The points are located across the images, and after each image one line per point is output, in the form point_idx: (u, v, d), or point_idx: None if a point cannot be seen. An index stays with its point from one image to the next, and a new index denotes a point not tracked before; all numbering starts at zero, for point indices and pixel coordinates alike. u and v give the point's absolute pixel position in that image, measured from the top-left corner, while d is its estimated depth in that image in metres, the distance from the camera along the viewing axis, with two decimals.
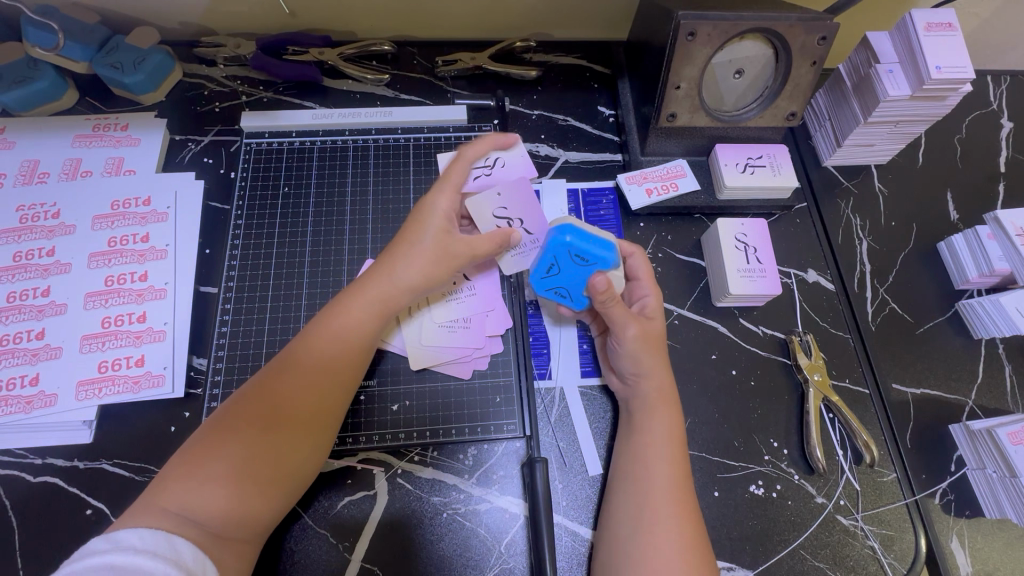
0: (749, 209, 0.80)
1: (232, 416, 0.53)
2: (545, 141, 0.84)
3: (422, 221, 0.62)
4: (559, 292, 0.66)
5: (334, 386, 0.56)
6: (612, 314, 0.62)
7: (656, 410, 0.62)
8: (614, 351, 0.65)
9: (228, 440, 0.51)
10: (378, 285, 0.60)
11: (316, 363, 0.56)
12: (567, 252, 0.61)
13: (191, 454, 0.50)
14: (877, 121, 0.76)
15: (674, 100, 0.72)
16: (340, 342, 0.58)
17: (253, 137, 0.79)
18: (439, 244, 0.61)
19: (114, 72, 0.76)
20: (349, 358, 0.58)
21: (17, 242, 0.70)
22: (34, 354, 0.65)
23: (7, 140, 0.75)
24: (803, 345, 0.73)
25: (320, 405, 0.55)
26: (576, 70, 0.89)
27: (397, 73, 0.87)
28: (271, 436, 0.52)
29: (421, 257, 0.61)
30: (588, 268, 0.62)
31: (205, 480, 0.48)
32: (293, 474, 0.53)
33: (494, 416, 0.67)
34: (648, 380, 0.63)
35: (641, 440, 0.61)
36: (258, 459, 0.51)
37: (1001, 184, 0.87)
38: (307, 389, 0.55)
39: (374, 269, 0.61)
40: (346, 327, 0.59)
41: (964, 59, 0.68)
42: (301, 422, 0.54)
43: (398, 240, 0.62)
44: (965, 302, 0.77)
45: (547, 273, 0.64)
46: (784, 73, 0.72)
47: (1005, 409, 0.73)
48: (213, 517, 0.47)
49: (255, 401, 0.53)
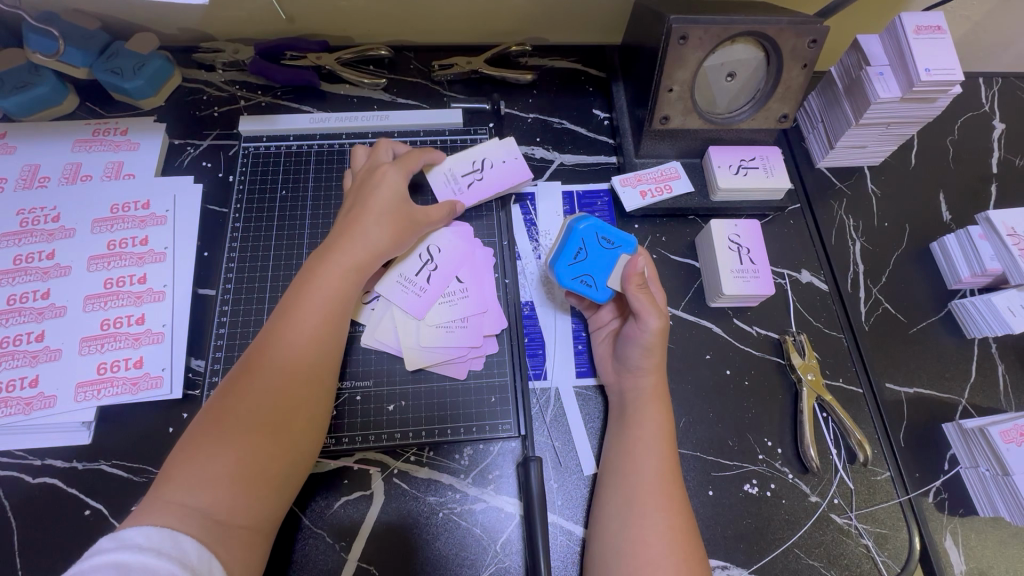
0: (743, 210, 0.81)
1: (221, 408, 0.53)
2: (540, 144, 0.85)
3: (377, 195, 0.67)
4: (586, 281, 0.65)
5: (317, 347, 0.58)
6: (641, 304, 0.61)
7: (647, 404, 0.62)
8: (626, 344, 0.64)
9: (224, 426, 0.51)
10: (349, 254, 0.63)
11: (294, 333, 0.58)
12: (594, 236, 0.66)
13: (189, 449, 0.50)
14: (868, 122, 0.77)
15: (667, 102, 0.73)
16: (319, 309, 0.59)
17: (250, 141, 0.80)
18: (396, 211, 0.67)
19: (113, 77, 0.77)
20: (331, 331, 0.60)
21: (17, 245, 0.71)
22: (34, 356, 0.66)
23: (9, 144, 0.76)
24: (797, 345, 0.73)
25: (305, 369, 0.57)
26: (571, 73, 0.90)
27: (394, 77, 0.88)
28: (263, 408, 0.53)
29: (387, 225, 0.66)
30: (614, 252, 0.66)
31: (208, 472, 0.49)
32: (293, 443, 0.54)
33: (490, 416, 0.67)
34: (645, 376, 0.64)
35: (631, 433, 0.61)
36: (257, 436, 0.52)
37: (993, 184, 0.88)
38: (288, 356, 0.56)
39: (342, 242, 0.63)
40: (321, 292, 0.60)
41: (953, 62, 0.69)
42: (289, 390, 0.55)
43: (357, 215, 0.65)
44: (957, 302, 0.77)
45: (575, 258, 0.66)
46: (775, 76, 0.73)
47: (998, 407, 0.73)
48: (219, 508, 0.48)
49: (243, 388, 0.54)
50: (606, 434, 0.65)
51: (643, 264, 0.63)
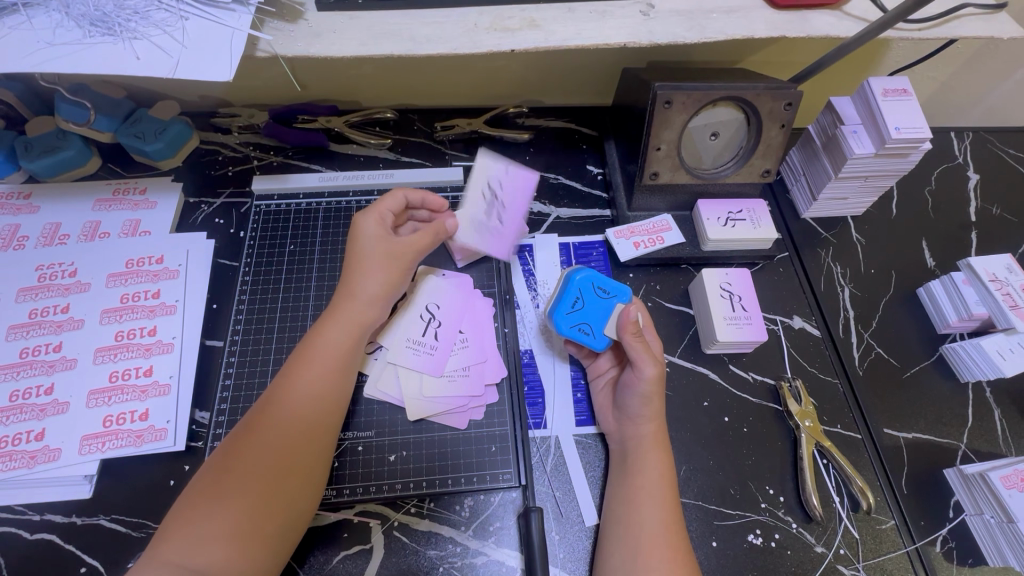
0: (733, 259, 0.84)
1: (226, 459, 0.55)
2: (537, 198, 0.89)
3: (368, 245, 0.67)
4: (584, 329, 0.69)
5: (324, 396, 0.59)
6: (636, 352, 0.64)
7: (647, 451, 0.63)
8: (625, 391, 0.66)
9: (224, 478, 0.53)
10: (352, 302, 0.64)
11: (303, 395, 0.58)
12: (589, 286, 0.70)
13: (191, 501, 0.52)
14: (847, 176, 0.81)
15: (656, 160, 0.78)
16: (322, 364, 0.60)
17: (262, 199, 0.84)
18: (384, 256, 0.67)
19: (136, 141, 0.83)
20: (332, 383, 0.60)
21: (33, 300, 0.73)
22: (42, 409, 0.66)
23: (33, 205, 0.81)
24: (793, 391, 0.75)
25: (307, 417, 0.58)
26: (565, 133, 0.97)
27: (399, 138, 0.94)
28: (263, 464, 0.54)
29: (380, 271, 0.66)
30: (609, 302, 0.70)
31: (204, 527, 0.50)
32: (293, 492, 0.55)
33: (490, 466, 0.67)
34: (645, 423, 0.65)
35: (634, 484, 0.62)
36: (256, 483, 0.53)
37: (973, 232, 0.92)
38: (290, 407, 0.57)
39: (341, 293, 0.65)
40: (323, 345, 0.61)
41: (920, 121, 0.73)
42: (292, 454, 0.56)
43: (352, 263, 0.66)
44: (949, 346, 0.79)
45: (572, 308, 0.70)
46: (755, 136, 0.78)
47: (998, 452, 0.73)
48: (216, 562, 0.49)
49: (246, 439, 0.55)
50: (608, 480, 0.66)
51: (637, 314, 0.67)
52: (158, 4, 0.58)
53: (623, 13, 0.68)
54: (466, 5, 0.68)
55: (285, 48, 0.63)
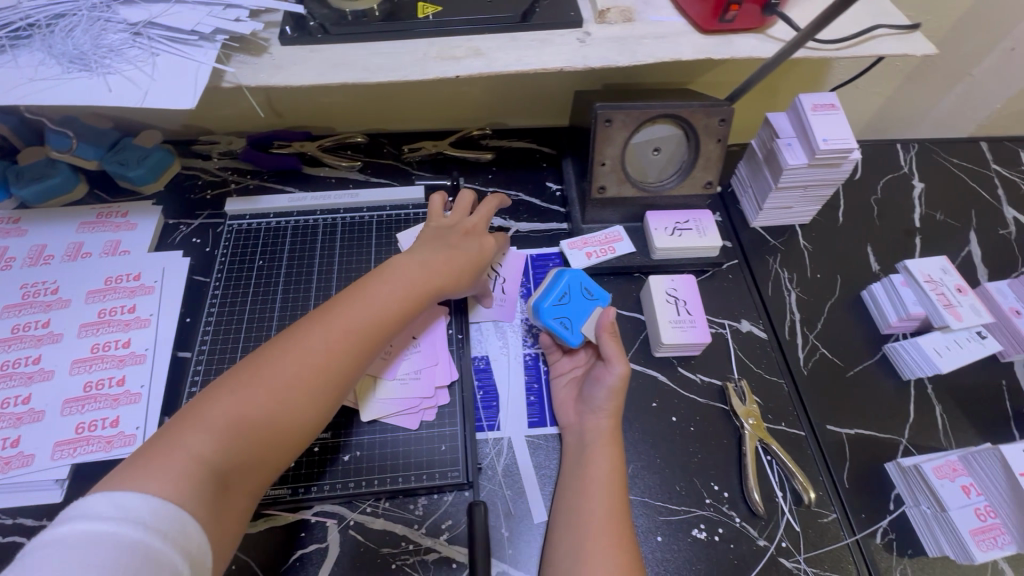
0: (682, 267, 0.88)
1: (266, 362, 0.57)
2: (497, 214, 0.94)
3: (461, 240, 0.75)
4: (564, 322, 0.74)
5: (369, 341, 0.62)
6: (612, 348, 0.69)
7: (603, 445, 0.67)
8: (595, 385, 0.70)
9: (258, 380, 0.55)
10: (413, 275, 0.68)
11: (354, 331, 0.61)
12: (576, 285, 0.76)
13: (223, 389, 0.55)
14: (786, 185, 0.86)
15: (602, 174, 0.83)
16: (376, 310, 0.64)
17: (235, 219, 0.90)
18: (476, 265, 0.74)
19: (120, 168, 0.89)
20: (380, 331, 0.63)
21: (16, 316, 0.78)
22: (19, 418, 0.70)
23: (22, 228, 0.86)
24: (738, 391, 0.78)
25: (345, 362, 0.60)
26: (526, 152, 1.02)
27: (369, 160, 1.00)
28: (298, 381, 0.57)
29: (464, 268, 0.73)
30: (591, 304, 0.76)
31: (227, 418, 0.53)
32: (308, 417, 0.57)
33: (439, 464, 0.69)
34: (604, 417, 0.69)
35: (586, 475, 0.65)
36: (282, 397, 0.56)
37: (917, 237, 0.96)
38: (330, 353, 0.59)
39: (415, 260, 0.70)
40: (385, 295, 0.65)
41: (846, 133, 0.78)
42: (323, 382, 0.58)
43: (443, 244, 0.73)
44: (891, 345, 0.81)
45: (558, 301, 0.75)
46: (695, 150, 0.83)
47: (939, 446, 0.75)
48: (225, 461, 0.51)
49: (291, 353, 0.58)
50: (561, 475, 0.69)
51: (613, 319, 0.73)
52: (131, 43, 0.64)
53: (561, 41, 0.74)
54: (417, 36, 0.74)
55: (249, 78, 0.69)
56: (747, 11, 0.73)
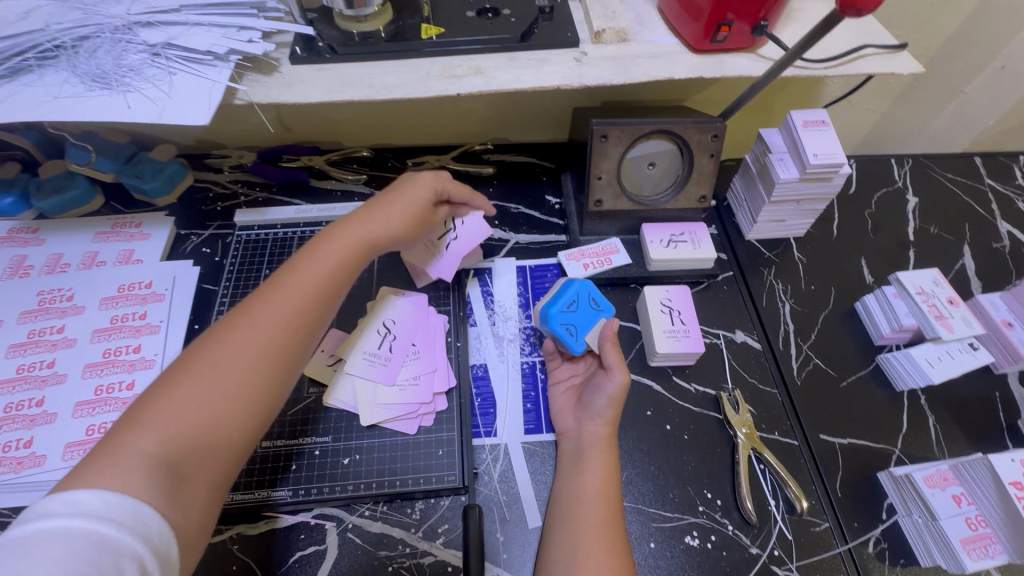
0: (678, 278, 0.90)
1: (199, 358, 0.58)
2: (498, 226, 0.97)
3: (387, 203, 0.76)
4: (570, 330, 0.75)
5: (301, 315, 0.64)
6: (617, 359, 0.71)
7: (598, 451, 0.68)
8: (593, 392, 0.72)
9: (196, 376, 0.56)
10: (339, 248, 0.70)
11: (285, 313, 0.63)
12: (585, 294, 0.78)
13: (161, 392, 0.55)
14: (779, 199, 0.88)
15: (598, 188, 0.85)
16: (304, 291, 0.65)
17: (244, 230, 0.93)
18: (407, 218, 0.75)
19: (136, 182, 0.93)
20: (311, 306, 0.65)
21: (33, 321, 0.81)
22: (32, 419, 0.73)
23: (40, 237, 0.90)
24: (731, 401, 0.79)
25: (285, 340, 0.61)
26: (527, 166, 1.05)
27: (374, 174, 1.03)
28: (241, 366, 0.58)
29: (394, 228, 0.74)
30: (598, 314, 0.77)
31: (174, 415, 0.53)
32: (262, 395, 0.58)
33: (436, 468, 0.71)
34: (602, 424, 0.70)
35: (580, 481, 0.67)
36: (230, 384, 0.57)
37: (911, 250, 0.97)
38: (268, 331, 0.61)
39: (341, 237, 0.71)
40: (309, 274, 0.67)
41: (837, 148, 0.80)
42: (268, 361, 0.60)
43: (364, 215, 0.74)
44: (884, 356, 0.82)
45: (567, 309, 0.76)
46: (689, 165, 0.85)
47: (932, 456, 0.76)
48: (179, 452, 0.52)
49: (227, 345, 0.59)
50: (556, 480, 0.70)
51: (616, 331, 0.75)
52: (150, 63, 0.68)
53: (559, 60, 0.77)
54: (421, 56, 0.77)
55: (259, 96, 0.73)
56: (737, 32, 0.76)
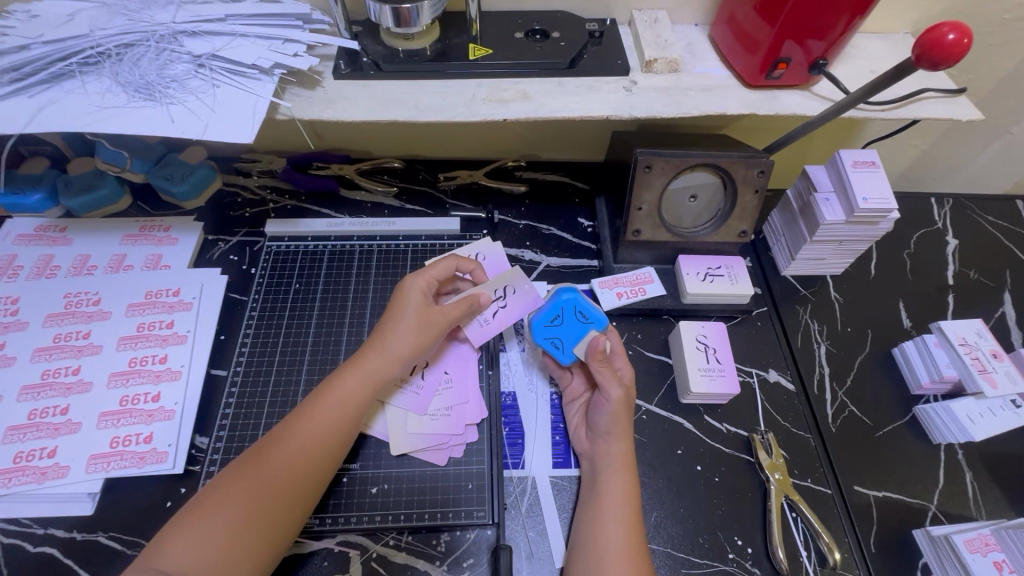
0: (712, 312, 0.88)
1: (232, 478, 0.61)
2: (529, 247, 0.95)
3: (404, 302, 0.73)
4: (556, 342, 0.76)
5: (329, 436, 0.65)
6: (603, 374, 0.69)
7: (618, 472, 0.66)
8: (596, 412, 0.71)
9: (224, 497, 0.60)
10: (373, 355, 0.70)
11: (312, 435, 0.65)
12: (572, 307, 0.77)
13: (196, 511, 0.59)
14: (821, 239, 0.86)
15: (638, 219, 0.84)
16: (334, 408, 0.67)
17: (274, 241, 0.92)
18: (421, 317, 0.72)
19: (164, 183, 0.91)
20: (339, 426, 0.66)
21: (59, 325, 0.80)
22: (56, 428, 0.72)
23: (68, 237, 0.89)
24: (764, 443, 0.77)
25: (310, 462, 0.64)
26: (559, 186, 1.03)
27: (405, 186, 1.02)
28: (266, 488, 0.61)
29: (410, 332, 0.71)
30: (586, 326, 0.75)
31: (201, 536, 0.57)
32: (282, 519, 0.61)
33: (465, 503, 0.70)
34: (615, 442, 0.69)
35: (601, 503, 0.65)
36: (253, 507, 0.59)
37: (950, 295, 0.95)
38: (295, 451, 0.63)
39: (371, 346, 0.71)
40: (339, 391, 0.68)
41: (887, 193, 0.78)
42: (292, 486, 0.62)
43: (390, 319, 0.72)
44: (921, 407, 0.81)
45: (551, 321, 0.76)
46: (732, 199, 0.83)
47: (968, 515, 0.74)
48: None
49: (255, 465, 0.62)
50: (579, 504, 0.68)
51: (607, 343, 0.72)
52: (195, 74, 0.66)
53: (607, 88, 0.75)
54: (467, 77, 0.76)
55: (302, 111, 0.71)
56: (794, 69, 0.74)
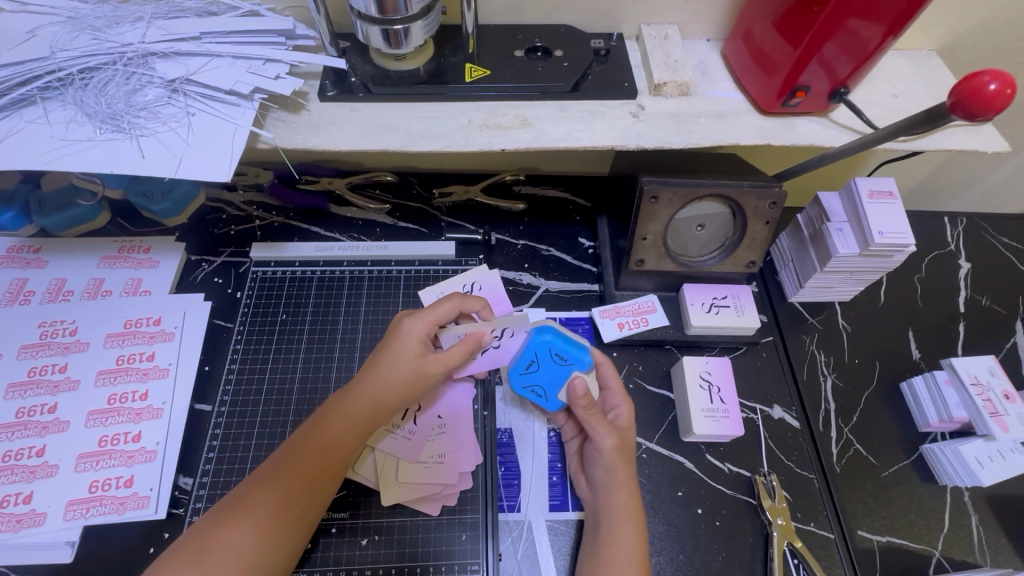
0: (716, 344, 0.85)
1: (218, 518, 0.57)
2: (527, 270, 0.91)
3: (397, 345, 0.68)
4: (536, 390, 0.72)
5: (320, 477, 0.61)
6: (592, 424, 0.66)
7: (624, 522, 0.64)
8: (592, 461, 0.68)
9: (210, 540, 0.55)
10: (363, 395, 0.65)
11: (302, 475, 0.60)
12: (547, 349, 0.70)
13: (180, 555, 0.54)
14: (832, 270, 0.82)
15: (642, 248, 0.80)
16: (326, 446, 0.62)
17: (260, 265, 0.87)
18: (413, 363, 0.66)
19: (143, 201, 0.86)
20: (331, 466, 0.62)
21: (34, 357, 0.76)
22: (32, 471, 0.69)
23: (42, 259, 0.84)
24: (767, 486, 0.75)
25: (301, 504, 0.59)
26: (560, 203, 0.99)
27: (397, 202, 0.97)
28: (252, 533, 0.56)
29: (399, 379, 0.66)
30: (565, 368, 0.70)
31: None
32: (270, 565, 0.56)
33: (460, 555, 0.68)
34: (616, 492, 0.66)
35: (606, 557, 0.62)
36: (240, 554, 0.55)
37: (961, 324, 0.92)
38: (284, 492, 0.59)
39: (360, 384, 0.66)
40: (332, 429, 0.63)
41: (905, 228, 0.74)
42: (282, 529, 0.58)
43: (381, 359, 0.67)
44: (929, 447, 0.78)
45: (528, 368, 0.71)
46: (741, 229, 0.79)
47: (972, 561, 0.73)
48: None
49: (242, 506, 0.57)
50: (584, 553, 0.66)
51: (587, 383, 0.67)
52: (167, 100, 0.61)
53: (613, 114, 0.71)
54: (463, 100, 0.71)
55: (286, 139, 0.66)
56: (813, 96, 0.69)
